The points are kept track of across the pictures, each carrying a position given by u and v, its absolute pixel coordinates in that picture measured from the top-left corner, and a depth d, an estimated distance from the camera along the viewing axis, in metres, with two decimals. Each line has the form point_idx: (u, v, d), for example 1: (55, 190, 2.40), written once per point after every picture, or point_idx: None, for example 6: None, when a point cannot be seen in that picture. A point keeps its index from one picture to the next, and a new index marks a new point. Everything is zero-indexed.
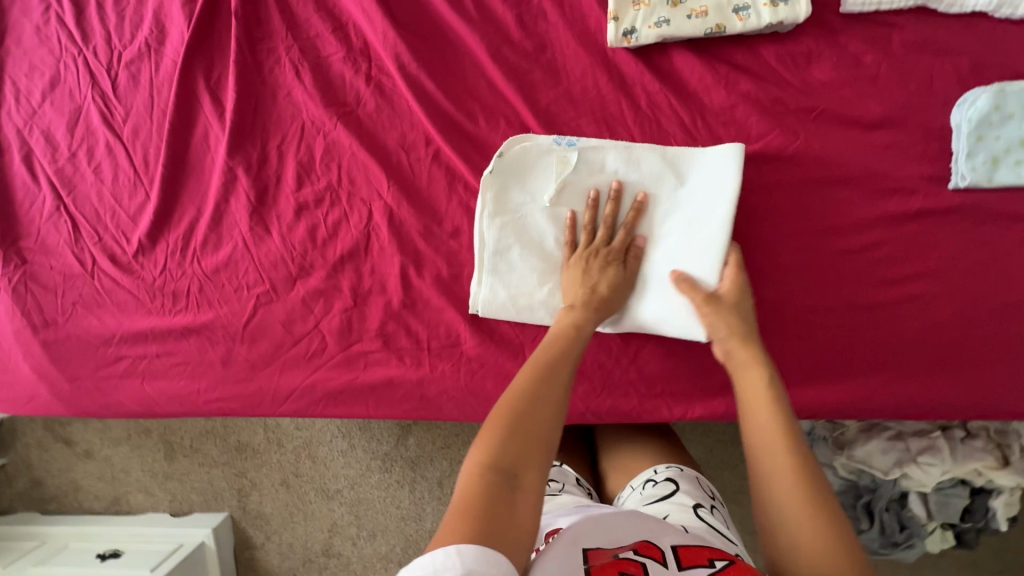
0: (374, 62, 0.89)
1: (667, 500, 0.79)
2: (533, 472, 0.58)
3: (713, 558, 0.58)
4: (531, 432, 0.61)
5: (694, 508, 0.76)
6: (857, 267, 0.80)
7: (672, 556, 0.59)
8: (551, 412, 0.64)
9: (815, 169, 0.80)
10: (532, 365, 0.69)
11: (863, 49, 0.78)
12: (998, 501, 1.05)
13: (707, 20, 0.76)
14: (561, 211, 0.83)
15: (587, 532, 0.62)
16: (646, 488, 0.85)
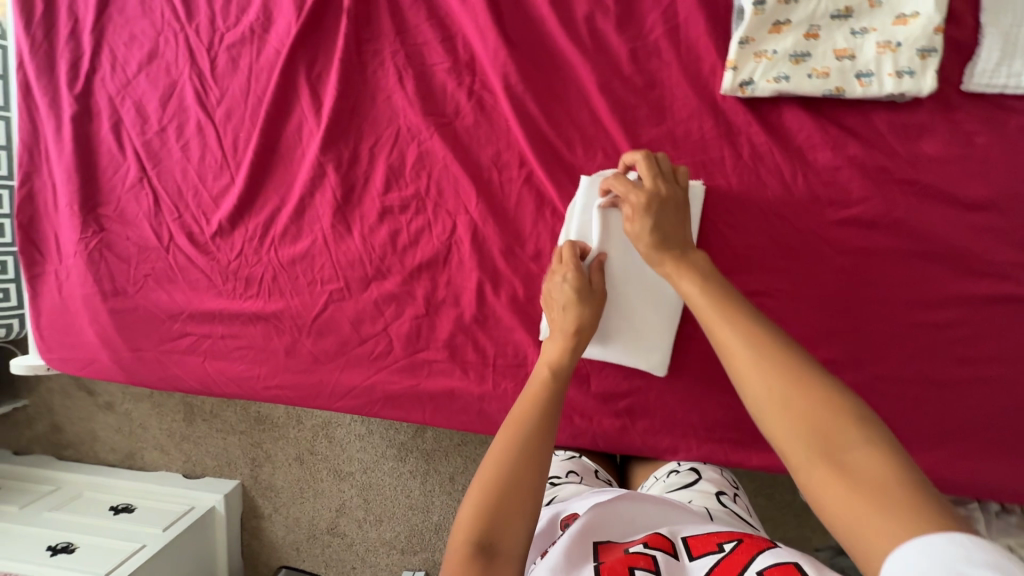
0: (479, 77, 0.88)
1: (692, 488, 0.85)
2: (511, 531, 0.61)
3: (722, 543, 0.61)
4: (506, 484, 0.64)
5: (717, 497, 0.83)
6: (934, 343, 0.80)
7: (682, 546, 0.62)
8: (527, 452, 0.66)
9: (910, 241, 0.79)
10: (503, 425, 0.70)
11: (978, 129, 0.76)
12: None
13: (829, 81, 0.75)
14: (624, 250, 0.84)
15: (598, 522, 0.66)
16: (670, 477, 0.89)
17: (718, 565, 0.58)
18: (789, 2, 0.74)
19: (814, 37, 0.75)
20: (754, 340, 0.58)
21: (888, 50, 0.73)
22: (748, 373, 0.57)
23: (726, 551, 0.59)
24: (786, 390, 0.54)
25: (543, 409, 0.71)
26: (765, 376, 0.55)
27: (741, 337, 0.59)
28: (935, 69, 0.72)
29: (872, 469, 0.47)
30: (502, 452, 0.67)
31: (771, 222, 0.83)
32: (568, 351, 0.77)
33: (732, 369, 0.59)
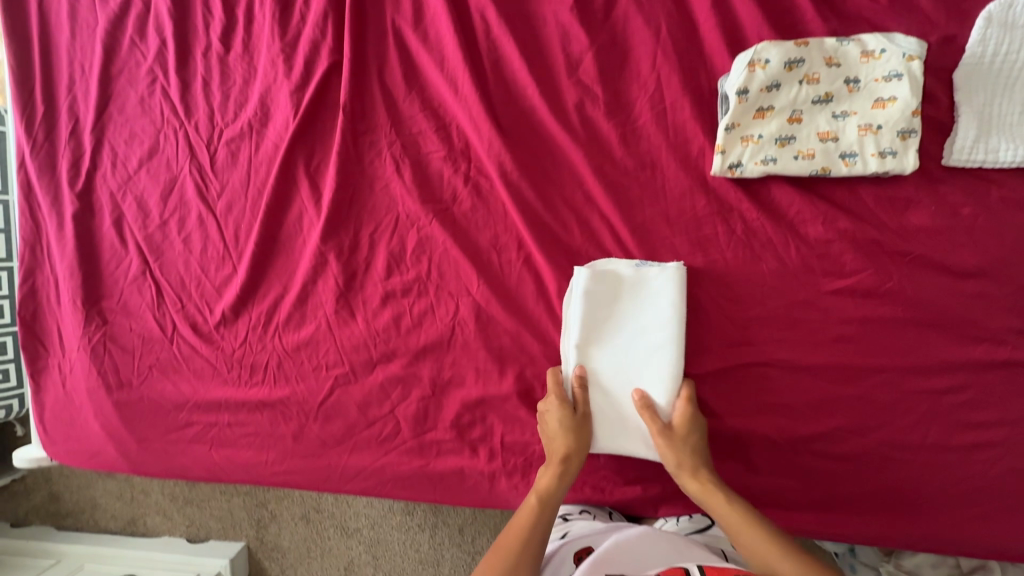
0: (474, 163, 0.90)
1: (705, 531, 0.87)
2: None
3: None
4: None
5: (732, 541, 0.85)
6: (936, 406, 0.81)
7: None
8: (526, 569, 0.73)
9: (905, 310, 0.81)
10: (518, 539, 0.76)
11: (962, 200, 0.78)
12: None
13: (814, 162, 0.77)
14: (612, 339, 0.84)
15: (612, 557, 0.69)
16: (681, 520, 0.90)
17: None
18: (771, 90, 0.77)
19: (797, 121, 0.78)
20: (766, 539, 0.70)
21: (869, 132, 0.76)
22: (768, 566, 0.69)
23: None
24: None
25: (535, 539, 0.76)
26: None
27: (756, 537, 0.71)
28: (915, 149, 0.75)
29: None
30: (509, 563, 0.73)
31: (768, 294, 0.84)
32: (558, 487, 0.81)
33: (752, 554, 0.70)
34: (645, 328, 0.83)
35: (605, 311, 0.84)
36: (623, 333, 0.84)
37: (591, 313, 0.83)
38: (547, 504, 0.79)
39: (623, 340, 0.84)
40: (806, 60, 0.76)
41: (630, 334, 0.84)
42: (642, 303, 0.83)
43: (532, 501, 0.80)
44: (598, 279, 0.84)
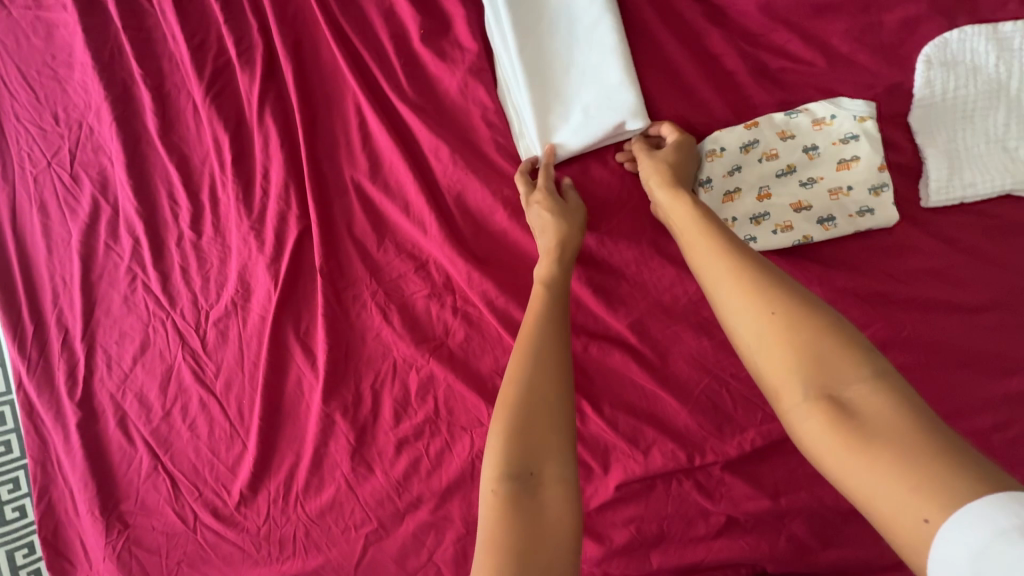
0: (459, 294, 0.90)
1: None
2: (545, 444, 0.58)
3: None
4: (526, 444, 0.58)
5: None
6: (991, 448, 0.76)
7: None
8: (540, 392, 0.61)
9: (929, 353, 0.77)
10: (511, 369, 0.64)
11: (952, 236, 0.77)
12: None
13: (795, 233, 0.77)
14: (536, 43, 0.83)
15: None
16: None
17: None
18: (733, 173, 0.78)
19: (767, 196, 0.77)
20: (762, 287, 0.55)
21: (841, 194, 0.76)
22: (759, 325, 0.54)
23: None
24: (801, 337, 0.51)
25: (546, 391, 0.61)
26: (791, 349, 0.51)
27: (760, 295, 0.54)
28: (891, 202, 0.75)
29: (881, 409, 0.47)
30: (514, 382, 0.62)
31: None
32: (560, 273, 0.75)
33: (736, 313, 0.56)
34: (592, 51, 0.82)
35: (535, 34, 0.83)
36: (559, 66, 0.83)
37: (524, 58, 0.82)
38: (552, 301, 0.71)
39: (548, 49, 0.83)
40: (761, 139, 0.77)
41: (563, 37, 0.83)
42: (567, 21, 0.82)
43: (541, 291, 0.73)
44: (518, 14, 0.82)
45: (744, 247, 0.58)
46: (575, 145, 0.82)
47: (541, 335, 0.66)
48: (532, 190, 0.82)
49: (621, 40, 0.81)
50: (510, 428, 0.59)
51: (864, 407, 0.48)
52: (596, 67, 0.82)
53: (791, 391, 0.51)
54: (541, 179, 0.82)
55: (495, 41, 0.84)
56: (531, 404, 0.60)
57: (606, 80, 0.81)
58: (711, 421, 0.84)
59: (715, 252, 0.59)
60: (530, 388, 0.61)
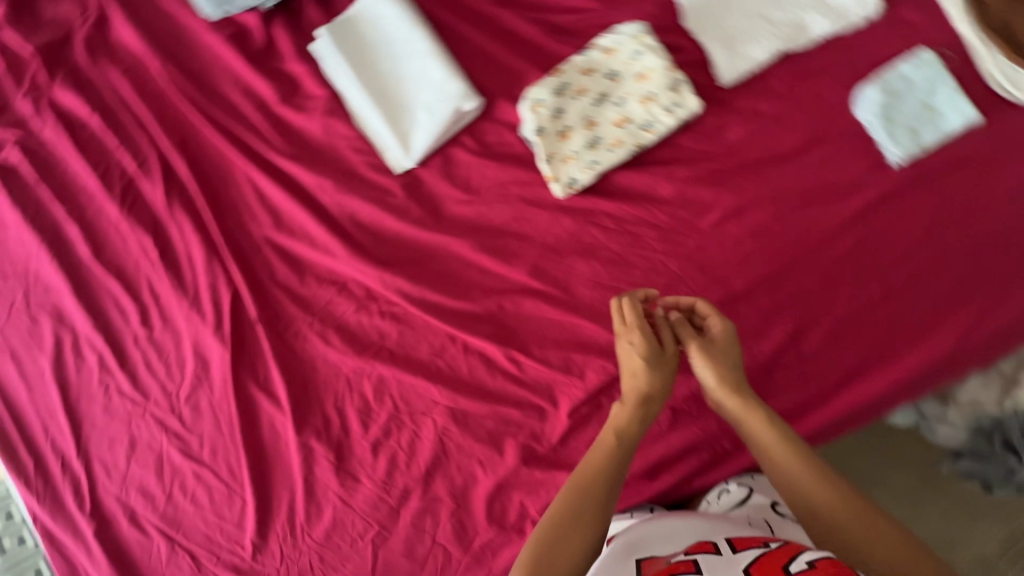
0: (381, 299, 1.01)
1: (745, 503, 0.85)
2: (575, 546, 0.70)
3: (765, 542, 0.68)
4: (565, 546, 0.70)
5: (772, 507, 0.82)
6: (855, 262, 0.87)
7: (725, 544, 0.69)
8: (585, 509, 0.72)
9: (775, 204, 0.89)
10: (564, 489, 0.74)
11: (756, 101, 0.89)
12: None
13: (627, 145, 0.89)
14: (370, 72, 0.97)
15: (644, 541, 0.77)
16: (721, 497, 0.89)
17: (761, 556, 0.64)
18: (559, 115, 0.90)
19: (594, 124, 0.90)
20: (794, 453, 0.73)
21: (650, 101, 0.88)
22: (798, 478, 0.72)
23: (770, 547, 0.66)
24: (824, 486, 0.70)
25: (591, 513, 0.72)
26: (822, 493, 0.70)
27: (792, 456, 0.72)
28: (691, 92, 0.88)
29: (889, 538, 0.67)
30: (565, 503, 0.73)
31: (661, 262, 0.92)
32: (633, 418, 0.77)
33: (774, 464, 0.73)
34: (414, 61, 0.96)
35: (366, 66, 0.98)
36: (394, 83, 0.97)
37: (364, 88, 0.97)
38: (620, 449, 0.76)
39: (381, 73, 0.98)
40: (570, 81, 0.90)
41: (390, 60, 0.97)
42: (388, 48, 0.97)
43: (612, 434, 0.76)
44: (348, 56, 0.97)
45: (773, 416, 0.75)
46: (428, 139, 0.96)
47: (603, 469, 0.74)
48: (623, 325, 0.80)
49: (433, 42, 0.95)
50: (551, 533, 0.70)
51: (877, 537, 0.67)
52: (422, 71, 0.96)
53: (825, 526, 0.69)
54: (630, 313, 0.79)
55: (337, 83, 0.99)
56: (581, 517, 0.71)
57: (433, 79, 0.95)
58: None
59: (757, 420, 0.75)
60: (580, 507, 0.72)
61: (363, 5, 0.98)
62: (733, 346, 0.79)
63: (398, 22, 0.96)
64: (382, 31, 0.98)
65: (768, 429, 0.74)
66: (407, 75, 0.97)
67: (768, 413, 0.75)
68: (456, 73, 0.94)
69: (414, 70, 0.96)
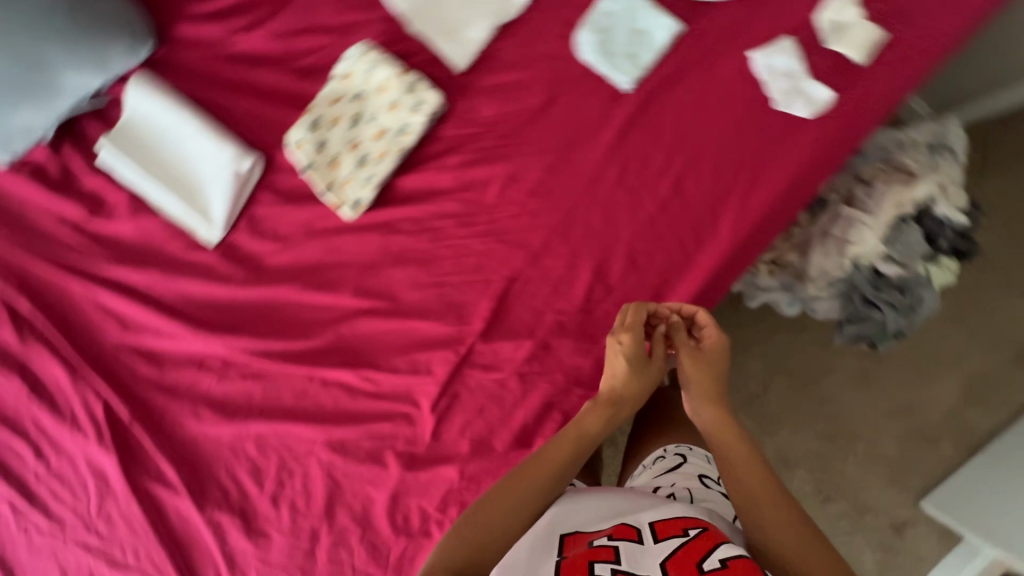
0: (236, 363, 1.05)
1: (676, 471, 0.97)
2: (506, 527, 0.75)
3: (686, 529, 0.73)
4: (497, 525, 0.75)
5: (699, 477, 0.94)
6: (625, 189, 0.93)
7: (648, 532, 0.74)
8: (518, 495, 0.77)
9: (541, 161, 0.95)
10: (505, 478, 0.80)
11: (492, 75, 0.95)
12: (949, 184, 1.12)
13: (392, 153, 0.95)
14: (155, 163, 1.04)
15: (569, 518, 0.80)
16: (656, 463, 1.02)
17: (681, 548, 0.69)
18: (323, 147, 0.96)
19: (358, 144, 0.96)
20: (752, 461, 0.78)
21: (396, 107, 0.94)
22: (747, 483, 0.77)
23: (689, 536, 0.72)
24: (771, 493, 0.76)
25: (525, 498, 0.77)
26: (765, 495, 0.76)
27: (747, 461, 0.79)
28: (429, 87, 0.93)
29: (814, 547, 0.71)
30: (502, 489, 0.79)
31: (464, 246, 0.98)
32: (599, 421, 0.83)
33: (730, 465, 0.79)
34: (186, 140, 1.01)
35: (151, 159, 1.04)
36: (179, 166, 1.03)
37: (155, 180, 1.03)
38: (581, 449, 0.82)
39: (165, 161, 1.04)
40: (322, 114, 0.96)
41: (169, 147, 1.03)
42: (162, 136, 1.03)
43: (575, 433, 0.83)
44: (132, 156, 1.04)
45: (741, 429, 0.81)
46: (224, 206, 1.01)
47: (552, 464, 0.80)
48: (619, 328, 0.86)
49: (196, 118, 1.00)
50: (487, 512, 0.76)
51: (804, 543, 0.71)
52: (197, 147, 1.01)
53: (765, 530, 0.74)
54: (630, 318, 0.86)
55: (133, 182, 1.05)
56: (516, 503, 0.77)
57: (207, 150, 1.00)
58: (454, 315, 0.98)
59: (723, 426, 0.81)
60: (517, 490, 0.78)
61: (128, 105, 1.04)
62: (722, 361, 0.86)
63: (160, 110, 1.01)
64: (152, 122, 1.03)
65: (732, 436, 0.80)
66: (188, 155, 1.02)
67: (736, 425, 0.82)
68: (223, 138, 0.99)
69: (190, 148, 1.02)
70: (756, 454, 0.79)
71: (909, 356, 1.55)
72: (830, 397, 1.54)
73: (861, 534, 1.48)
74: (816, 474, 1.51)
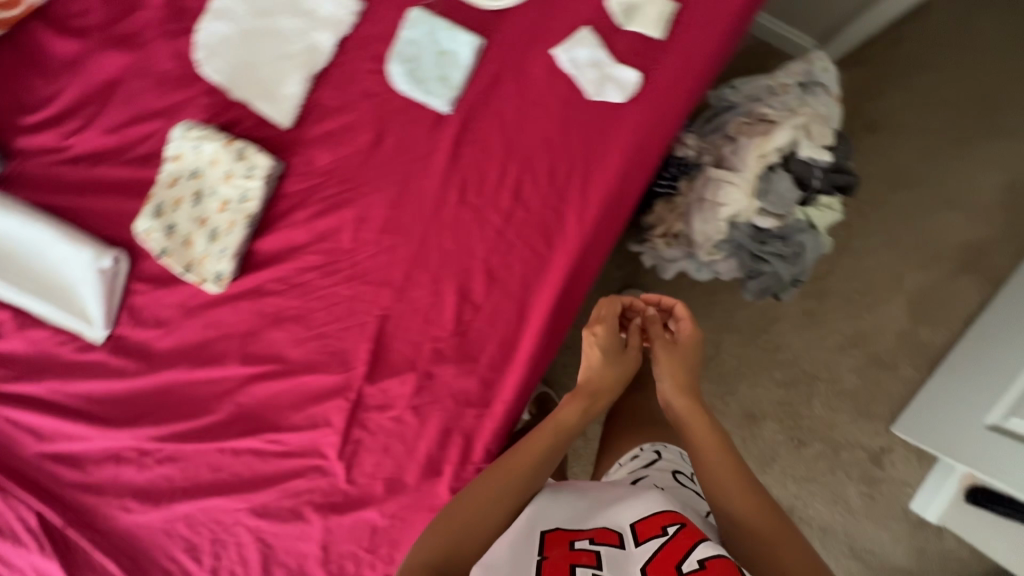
0: (150, 450, 1.08)
1: (651, 466, 0.93)
2: (486, 529, 0.71)
3: (665, 526, 0.68)
4: (476, 524, 0.70)
5: (674, 473, 0.90)
6: (468, 207, 0.94)
7: (630, 534, 0.69)
8: (491, 496, 0.73)
9: (384, 197, 0.96)
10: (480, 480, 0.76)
11: (318, 125, 0.96)
12: (812, 122, 1.10)
13: (238, 221, 0.96)
14: (29, 277, 1.06)
15: (549, 515, 0.74)
16: (631, 458, 0.98)
17: (660, 550, 0.65)
18: (173, 230, 0.97)
19: (206, 220, 0.98)
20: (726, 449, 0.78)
21: (231, 176, 0.95)
22: (719, 471, 0.76)
23: (668, 534, 0.67)
24: (743, 484, 0.74)
25: (503, 500, 0.73)
26: (735, 485, 0.74)
27: (719, 450, 0.78)
28: (257, 150, 0.94)
29: (785, 538, 0.68)
30: (478, 488, 0.75)
31: (332, 295, 1.00)
32: (576, 410, 0.84)
33: (702, 452, 0.79)
34: (47, 249, 1.03)
35: (24, 274, 1.06)
36: (51, 275, 1.05)
37: (33, 293, 1.06)
38: (557, 442, 0.82)
39: (38, 272, 1.06)
40: (164, 198, 0.97)
41: (36, 258, 1.05)
42: (26, 249, 1.05)
43: (554, 427, 0.83)
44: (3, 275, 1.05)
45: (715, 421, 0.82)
46: (100, 304, 1.03)
47: (530, 462, 0.78)
48: (594, 321, 0.91)
49: (48, 226, 1.01)
50: (464, 512, 0.71)
51: (776, 533, 0.69)
52: (58, 253, 1.02)
53: (740, 517, 0.71)
54: (604, 309, 0.90)
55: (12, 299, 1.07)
56: (492, 504, 0.73)
57: (68, 255, 1.02)
58: (339, 363, 1.00)
59: (695, 414, 0.83)
60: (494, 489, 0.74)
61: None
62: (695, 353, 0.89)
63: (14, 225, 1.03)
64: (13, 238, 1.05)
65: (706, 426, 0.81)
66: (54, 262, 1.04)
67: (710, 417, 0.83)
68: (79, 240, 1.01)
69: (53, 256, 1.03)
70: (729, 446, 0.79)
71: (849, 288, 1.56)
72: (781, 345, 1.55)
73: (840, 470, 1.53)
74: (785, 421, 1.54)
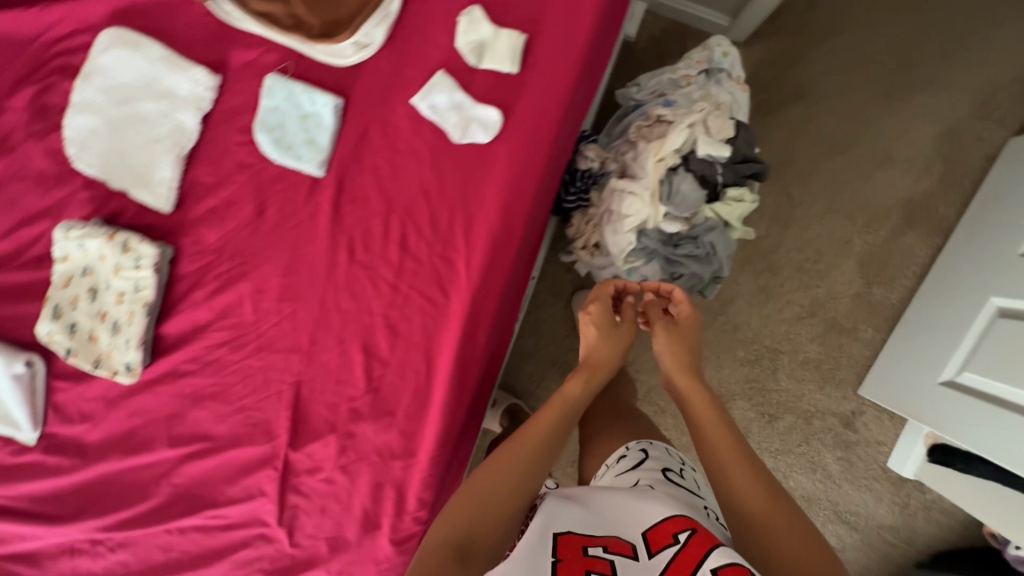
0: (91, 540, 1.06)
1: (637, 469, 0.83)
2: (493, 528, 0.67)
3: (677, 534, 0.63)
4: (483, 521, 0.67)
5: (663, 472, 0.80)
6: (360, 263, 0.93)
7: (641, 544, 0.63)
8: (494, 497, 0.69)
9: (277, 265, 0.95)
10: (481, 475, 0.72)
11: (200, 202, 0.96)
12: (708, 117, 1.07)
13: (136, 312, 0.96)
14: None
15: (559, 518, 0.67)
16: (619, 462, 0.88)
17: (675, 559, 0.60)
18: (76, 330, 0.99)
19: (107, 315, 0.99)
20: (725, 421, 0.79)
21: (120, 270, 0.95)
22: (720, 443, 0.76)
23: (681, 542, 0.62)
24: (744, 455, 0.73)
25: (508, 497, 0.70)
26: (733, 456, 0.73)
27: (717, 420, 0.79)
28: (141, 240, 0.94)
29: (783, 513, 0.66)
30: (480, 482, 0.71)
31: (245, 368, 1.00)
32: (578, 385, 0.88)
33: (700, 425, 0.80)
34: None
35: None
36: None
37: None
38: (559, 422, 0.82)
39: None
40: (61, 300, 0.99)
41: None
42: None
43: (559, 403, 0.85)
44: None
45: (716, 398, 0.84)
46: (17, 408, 1.02)
47: (530, 452, 0.75)
48: (591, 304, 0.98)
49: None
50: (467, 511, 0.67)
51: (772, 510, 0.67)
52: None
53: (741, 489, 0.70)
54: (600, 293, 0.98)
55: None
56: (495, 504, 0.69)
57: None
58: (264, 432, 1.00)
59: (696, 387, 0.86)
60: (498, 482, 0.71)
61: None
62: (693, 332, 0.94)
63: None
64: None
65: (707, 401, 0.83)
66: None
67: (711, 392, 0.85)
68: None
69: None
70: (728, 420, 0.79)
71: (802, 259, 1.49)
72: (740, 323, 1.50)
73: (814, 439, 1.49)
74: (754, 399, 1.50)
